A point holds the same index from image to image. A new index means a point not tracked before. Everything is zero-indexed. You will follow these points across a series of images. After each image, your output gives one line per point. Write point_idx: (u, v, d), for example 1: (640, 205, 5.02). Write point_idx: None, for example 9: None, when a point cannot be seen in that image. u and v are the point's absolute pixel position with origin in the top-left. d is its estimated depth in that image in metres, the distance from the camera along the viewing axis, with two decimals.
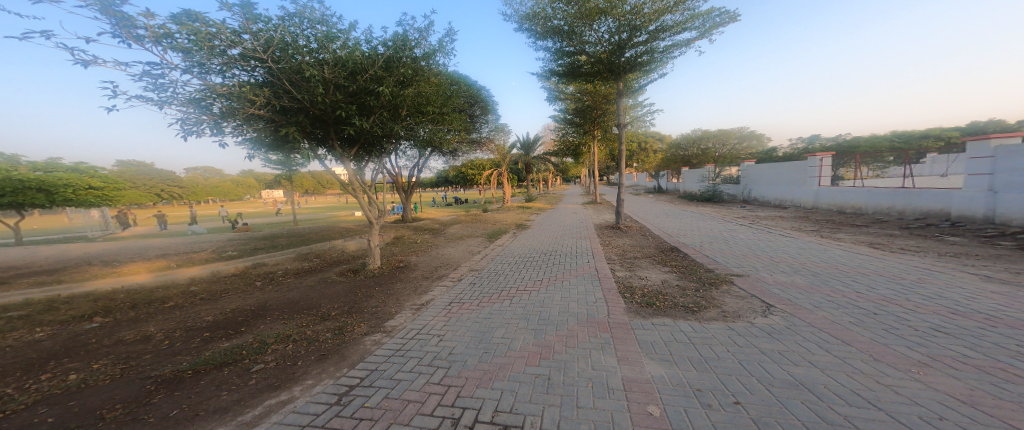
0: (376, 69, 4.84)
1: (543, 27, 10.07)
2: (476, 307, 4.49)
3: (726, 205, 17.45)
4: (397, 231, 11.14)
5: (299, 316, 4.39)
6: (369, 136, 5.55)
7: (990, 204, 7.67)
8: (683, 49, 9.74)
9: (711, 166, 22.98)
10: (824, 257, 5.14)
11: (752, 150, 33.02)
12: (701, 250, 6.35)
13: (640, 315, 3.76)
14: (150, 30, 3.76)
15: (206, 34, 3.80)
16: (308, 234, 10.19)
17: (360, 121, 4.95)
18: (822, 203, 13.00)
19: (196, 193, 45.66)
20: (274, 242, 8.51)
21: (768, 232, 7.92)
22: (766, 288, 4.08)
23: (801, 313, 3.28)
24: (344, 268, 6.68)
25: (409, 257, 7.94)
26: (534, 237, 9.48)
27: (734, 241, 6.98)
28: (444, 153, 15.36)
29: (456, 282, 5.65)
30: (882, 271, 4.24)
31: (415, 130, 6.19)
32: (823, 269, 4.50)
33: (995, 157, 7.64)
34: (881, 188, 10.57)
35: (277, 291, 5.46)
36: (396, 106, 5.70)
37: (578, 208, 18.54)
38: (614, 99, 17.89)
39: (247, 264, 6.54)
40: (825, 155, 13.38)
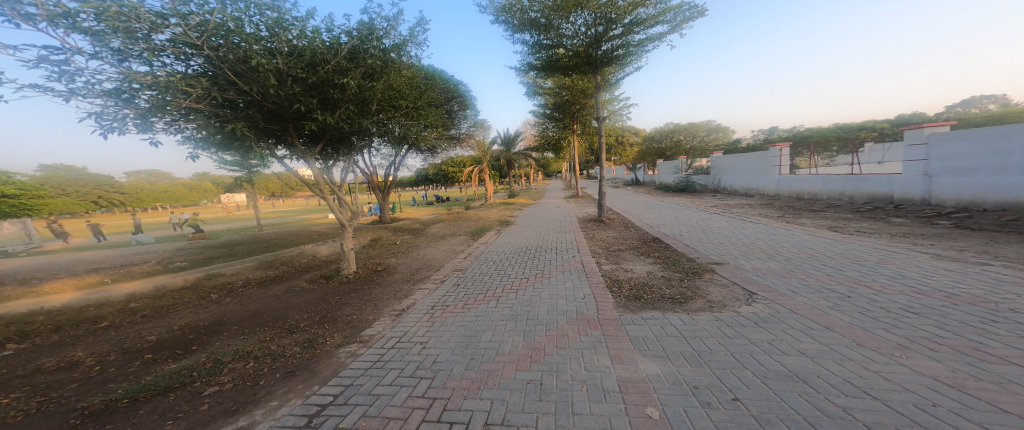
0: (338, 59, 4.43)
1: (519, 20, 9.84)
2: (460, 309, 4.28)
3: (698, 195, 18.20)
4: (373, 233, 10.62)
5: (262, 330, 3.98)
6: (335, 131, 5.11)
7: (926, 187, 8.38)
8: (656, 42, 9.87)
9: (682, 158, 23.86)
10: (795, 242, 5.39)
11: (719, 142, 34.73)
12: (681, 240, 6.48)
13: (629, 309, 3.73)
14: (44, 8, 3.12)
15: (118, 15, 3.20)
16: (274, 240, 9.44)
17: (323, 115, 4.51)
18: (783, 190, 13.81)
19: (143, 199, 41.63)
20: (234, 250, 7.80)
21: (739, 220, 8.26)
22: (746, 275, 4.19)
23: (782, 299, 3.37)
24: (315, 275, 6.19)
25: (388, 260, 7.55)
26: (517, 233, 9.34)
27: (710, 229, 7.20)
28: (421, 150, 14.81)
29: (438, 284, 5.39)
30: (848, 254, 4.49)
31: (388, 126, 5.82)
32: (795, 254, 4.71)
33: (927, 144, 8.28)
34: (833, 175, 11.36)
35: (236, 304, 4.96)
36: (364, 101, 5.28)
37: (559, 202, 18.63)
38: (590, 93, 18.02)
39: (201, 275, 5.91)
40: (785, 145, 14.18)
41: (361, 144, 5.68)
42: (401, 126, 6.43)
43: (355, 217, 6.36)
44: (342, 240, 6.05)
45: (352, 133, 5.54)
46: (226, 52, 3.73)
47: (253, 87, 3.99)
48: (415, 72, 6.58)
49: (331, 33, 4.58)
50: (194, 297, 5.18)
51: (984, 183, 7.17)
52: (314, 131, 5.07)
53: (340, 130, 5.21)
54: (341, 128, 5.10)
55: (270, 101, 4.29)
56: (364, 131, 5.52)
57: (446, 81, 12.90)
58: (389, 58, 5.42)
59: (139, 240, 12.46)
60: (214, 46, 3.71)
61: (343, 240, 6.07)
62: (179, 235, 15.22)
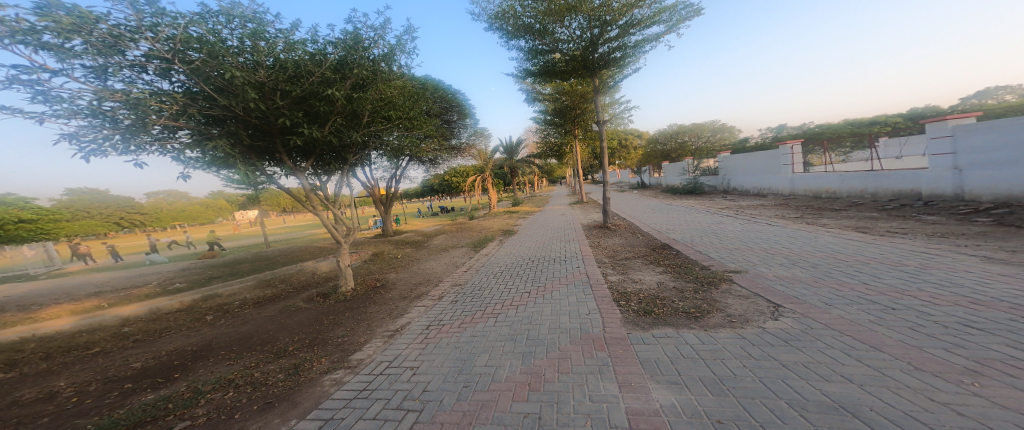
0: (323, 71, 4.40)
1: (513, 26, 9.78)
2: (456, 330, 3.98)
3: (708, 197, 17.64)
4: (376, 247, 10.47)
5: (249, 355, 3.76)
6: (325, 145, 5.04)
7: (957, 182, 7.79)
8: (654, 42, 9.67)
9: (689, 159, 23.39)
10: (818, 245, 4.98)
11: (725, 141, 34.12)
12: (693, 246, 6.10)
13: (639, 326, 3.40)
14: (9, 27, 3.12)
15: (70, 26, 3.16)
16: (275, 257, 9.35)
17: (309, 128, 4.44)
18: (798, 189, 13.22)
19: (161, 219, 42.88)
20: (234, 268, 7.71)
21: (754, 222, 7.81)
22: (768, 285, 3.82)
23: (815, 313, 3.01)
24: (312, 294, 6.00)
25: (387, 275, 7.34)
26: (521, 242, 9.04)
27: (724, 233, 6.79)
28: (422, 161, 14.76)
29: (436, 301, 5.12)
30: (881, 258, 4.10)
31: (380, 138, 5.75)
32: (820, 259, 4.33)
33: (953, 137, 7.71)
34: (852, 172, 10.78)
35: (228, 326, 4.77)
36: (353, 113, 5.26)
37: (565, 209, 18.31)
38: (591, 97, 17.87)
39: (198, 296, 5.75)
40: (796, 142, 13.62)
41: (353, 157, 5.60)
42: (394, 137, 6.34)
43: (352, 231, 6.19)
44: (339, 255, 5.86)
45: (344, 147, 5.46)
46: (203, 67, 3.71)
47: (234, 102, 3.95)
48: (407, 83, 6.57)
49: (315, 46, 4.59)
50: (188, 320, 5.01)
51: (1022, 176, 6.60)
52: (304, 146, 4.98)
53: (330, 143, 5.14)
54: (331, 142, 5.02)
55: (256, 116, 4.23)
56: (355, 144, 5.45)
57: (443, 91, 12.89)
58: (378, 69, 5.40)
59: (150, 260, 12.56)
60: (186, 61, 3.70)
61: (339, 256, 5.87)
62: (189, 254, 15.38)
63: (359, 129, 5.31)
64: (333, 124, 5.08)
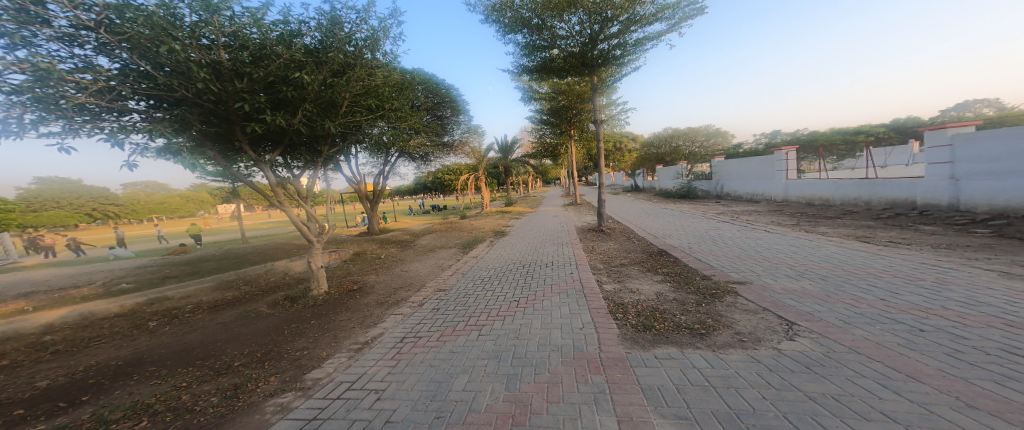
0: (295, 54, 3.92)
1: (511, 19, 9.38)
2: (433, 345, 3.56)
3: (701, 201, 17.60)
4: (359, 246, 9.93)
5: (184, 372, 3.26)
6: (295, 136, 4.55)
7: (953, 192, 7.74)
8: (654, 41, 9.45)
9: (683, 163, 23.42)
10: (823, 256, 4.72)
11: (718, 147, 34.44)
12: (692, 253, 5.80)
13: (639, 345, 3.05)
14: None
15: None
16: (248, 255, 8.72)
17: (274, 115, 3.96)
18: (791, 196, 13.19)
19: (137, 211, 41.08)
20: (199, 267, 7.08)
21: (752, 229, 7.59)
22: (777, 298, 3.49)
23: (835, 333, 2.67)
24: (279, 297, 5.45)
25: (367, 277, 6.84)
26: (511, 245, 8.63)
27: (722, 240, 6.51)
28: (413, 157, 14.26)
29: (416, 309, 4.67)
30: (893, 271, 3.82)
31: (361, 131, 5.29)
32: (829, 271, 4.03)
33: (952, 146, 7.68)
34: (845, 180, 10.76)
35: (172, 335, 4.20)
36: (329, 102, 4.81)
37: (558, 211, 18.03)
38: (588, 98, 17.64)
39: (143, 299, 5.10)
40: (791, 149, 13.59)
41: (327, 149, 5.12)
42: (377, 130, 5.90)
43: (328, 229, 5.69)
44: (310, 255, 5.35)
45: (317, 137, 4.99)
46: (138, 40, 3.19)
47: (177, 81, 3.45)
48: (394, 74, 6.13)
49: (288, 26, 4.12)
50: (126, 329, 4.39)
51: (1019, 188, 6.53)
52: (271, 136, 4.49)
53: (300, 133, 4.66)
54: (301, 133, 4.55)
55: (210, 99, 3.72)
56: (331, 135, 4.98)
57: (436, 85, 12.42)
58: (363, 57, 4.96)
59: (116, 255, 11.73)
60: (120, 33, 3.17)
61: (310, 255, 5.34)
62: (160, 248, 14.54)
63: (337, 119, 4.86)
64: (304, 112, 4.57)
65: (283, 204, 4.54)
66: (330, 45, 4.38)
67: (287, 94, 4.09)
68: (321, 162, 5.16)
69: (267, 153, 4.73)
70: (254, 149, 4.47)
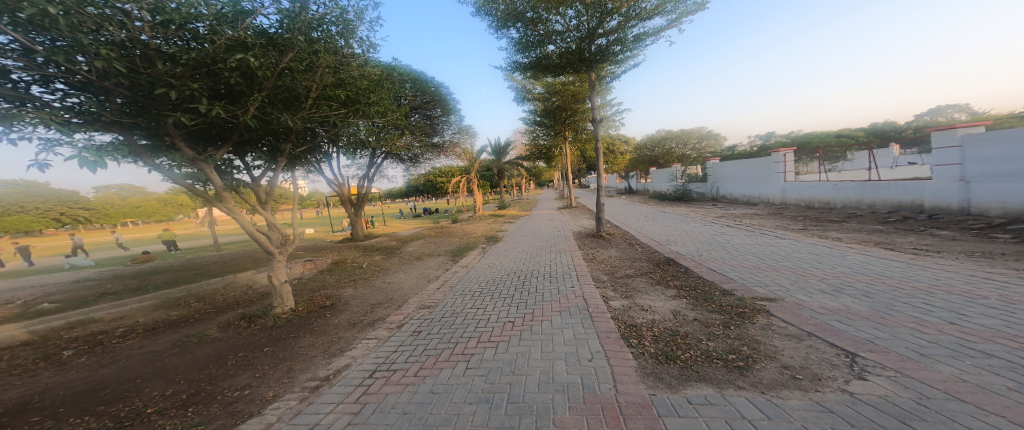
0: (241, 34, 3.21)
1: (504, 12, 8.83)
2: (411, 383, 2.91)
3: (698, 204, 17.34)
4: (340, 253, 9.18)
5: (72, 425, 2.55)
6: (245, 131, 3.83)
7: (963, 195, 7.45)
8: (653, 37, 9.06)
9: (677, 166, 23.25)
10: (854, 266, 4.24)
11: (710, 150, 34.63)
12: (704, 263, 5.29)
13: (666, 384, 2.49)
14: None
15: None
16: (214, 265, 7.87)
17: (212, 106, 3.26)
18: (790, 198, 12.93)
19: (110, 215, 39.11)
20: (150, 281, 6.24)
21: (761, 234, 7.15)
22: (822, 320, 2.96)
23: (917, 371, 2.12)
24: (233, 317, 4.75)
25: (344, 290, 6.12)
26: (504, 252, 7.98)
27: (734, 247, 6.01)
28: (401, 158, 13.54)
29: (394, 333, 4.01)
30: (944, 285, 3.34)
31: (332, 128, 4.63)
32: (870, 285, 3.54)
33: (961, 147, 7.41)
34: (846, 182, 10.50)
35: (87, 373, 3.49)
36: (289, 92, 4.14)
37: (553, 214, 17.48)
38: (583, 98, 17.26)
39: (61, 323, 4.40)
40: (789, 151, 13.36)
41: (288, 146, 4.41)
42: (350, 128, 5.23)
43: (294, 238, 4.96)
44: (271, 269, 4.60)
45: (275, 132, 4.28)
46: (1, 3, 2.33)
47: (63, 56, 2.63)
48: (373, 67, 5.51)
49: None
50: (30, 363, 3.66)
51: None
52: (214, 132, 3.74)
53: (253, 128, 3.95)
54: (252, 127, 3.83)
55: (123, 84, 2.97)
56: (293, 131, 4.29)
57: (424, 83, 11.79)
58: (334, 44, 4.31)
59: (72, 263, 10.93)
60: None
61: (271, 269, 4.59)
62: (125, 256, 13.46)
63: (300, 113, 4.18)
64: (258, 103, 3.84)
65: (232, 209, 3.77)
66: (296, 29, 3.69)
67: (231, 80, 3.37)
68: (282, 162, 4.43)
69: (213, 149, 3.97)
70: (194, 147, 3.70)
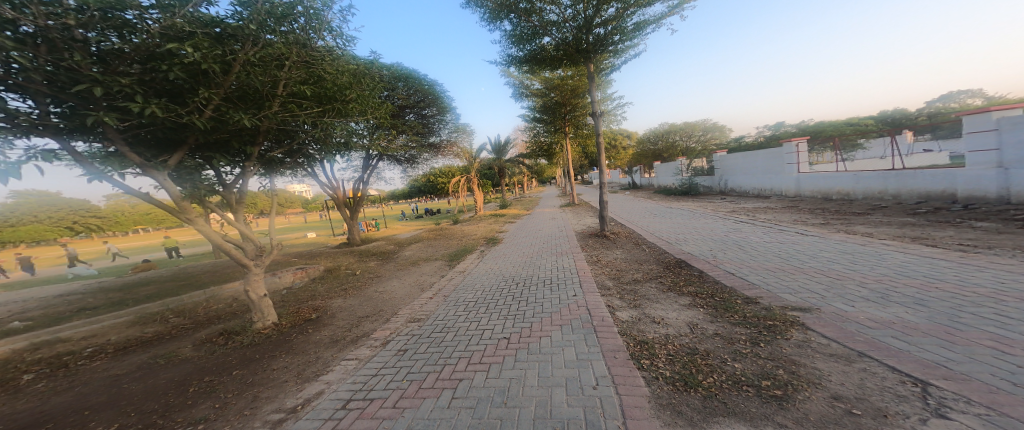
0: (176, 22, 2.97)
1: (496, 3, 8.40)
2: (388, 415, 2.48)
3: (706, 198, 16.75)
4: (335, 259, 8.87)
5: None
6: (199, 135, 3.50)
7: (1001, 183, 6.83)
8: (654, 25, 8.58)
9: (683, 159, 22.64)
10: (893, 267, 3.76)
11: (716, 142, 33.83)
12: (720, 265, 4.82)
13: (687, 419, 2.04)
14: None
15: None
16: (202, 275, 7.56)
17: (149, 103, 2.92)
18: (804, 190, 12.31)
19: (120, 223, 39.57)
20: (130, 294, 5.93)
21: (779, 230, 6.64)
22: (872, 336, 2.50)
23: (1016, 408, 1.67)
24: (212, 333, 4.36)
25: (333, 300, 5.78)
26: (502, 256, 7.55)
27: (751, 246, 5.49)
28: (397, 160, 13.21)
29: (377, 351, 3.62)
30: (1012, 290, 2.86)
31: (307, 129, 4.34)
32: (919, 290, 3.07)
33: (998, 130, 6.78)
34: (866, 171, 9.89)
35: (34, 401, 2.99)
36: (249, 90, 3.90)
37: (556, 212, 17.05)
38: (584, 92, 16.76)
39: (26, 343, 3.90)
40: (802, 140, 12.71)
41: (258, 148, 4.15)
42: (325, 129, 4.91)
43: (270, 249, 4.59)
44: (248, 283, 4.23)
45: (238, 134, 4.00)
46: None
47: None
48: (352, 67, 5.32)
49: None
50: None
51: None
52: (162, 136, 3.41)
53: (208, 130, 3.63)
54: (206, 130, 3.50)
55: (39, 80, 2.72)
56: (260, 131, 4.06)
57: (418, 81, 11.42)
58: (305, 40, 4.18)
59: (74, 273, 10.76)
60: None
61: (247, 283, 4.22)
62: (123, 265, 13.26)
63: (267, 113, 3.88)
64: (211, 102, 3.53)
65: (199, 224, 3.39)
66: (255, 22, 3.50)
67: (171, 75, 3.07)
68: (249, 166, 4.13)
69: (163, 154, 3.54)
70: (138, 152, 3.34)
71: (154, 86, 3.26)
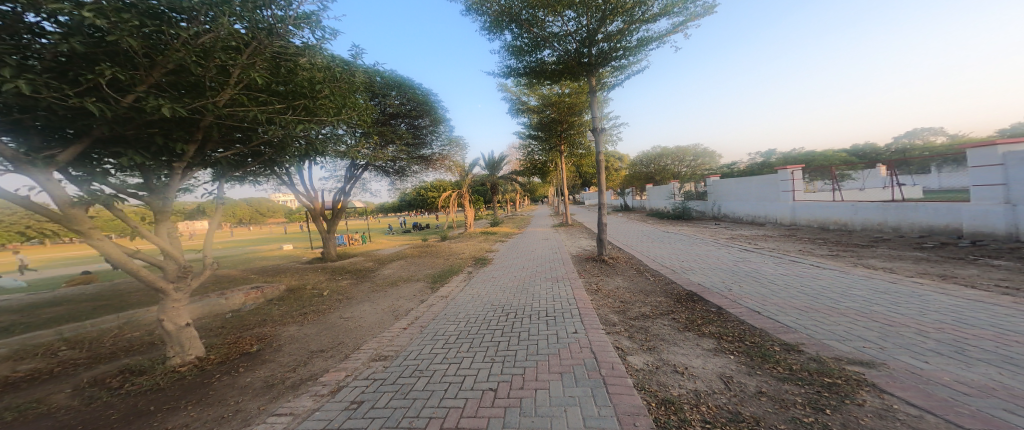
0: None
1: (497, 11, 8.10)
2: None
3: (700, 223, 16.51)
4: (303, 276, 7.94)
5: None
6: (105, 125, 2.78)
7: (1010, 219, 6.60)
8: (657, 43, 8.44)
9: (675, 184, 22.75)
10: (946, 311, 3.23)
11: (706, 167, 34.48)
12: (739, 301, 4.22)
13: None
14: None
15: None
16: (139, 294, 6.49)
17: (20, 79, 2.19)
18: (800, 219, 12.12)
19: None
20: (35, 319, 4.88)
21: (791, 260, 6.17)
22: (975, 407, 1.88)
23: None
24: (107, 373, 3.60)
25: (287, 328, 4.88)
26: (490, 280, 6.80)
27: (769, 279, 4.93)
28: (386, 171, 12.53)
29: (320, 405, 2.81)
30: None
31: (265, 129, 3.69)
32: (998, 344, 2.50)
33: (1004, 165, 6.64)
34: (864, 201, 9.74)
35: None
36: (188, 75, 3.21)
37: (549, 232, 16.47)
38: (580, 111, 16.69)
39: None
40: (797, 168, 12.67)
41: (195, 146, 3.45)
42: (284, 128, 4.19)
43: (203, 265, 3.80)
44: (163, 311, 3.46)
45: (170, 126, 3.31)
46: None
47: None
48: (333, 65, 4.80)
49: None
50: None
51: None
52: (53, 126, 2.71)
53: (122, 120, 2.94)
54: (116, 120, 2.79)
55: None
56: (201, 127, 3.41)
57: (412, 89, 10.96)
58: (277, 29, 3.65)
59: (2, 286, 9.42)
60: None
61: (162, 312, 3.44)
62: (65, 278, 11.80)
63: (210, 105, 3.19)
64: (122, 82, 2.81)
65: (100, 243, 2.86)
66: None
67: (63, 48, 2.40)
68: (180, 167, 3.39)
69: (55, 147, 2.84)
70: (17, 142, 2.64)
71: (49, 65, 2.58)
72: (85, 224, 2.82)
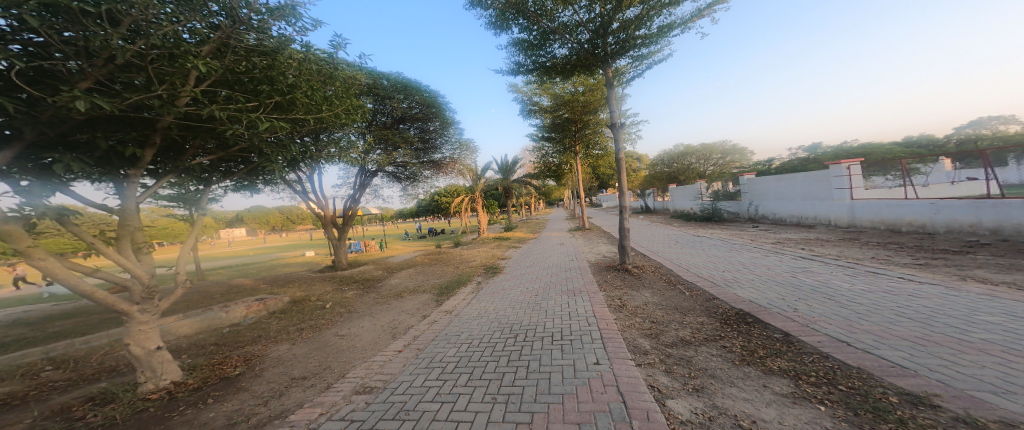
0: None
1: (503, 3, 7.56)
2: None
3: (735, 225, 15.06)
4: (308, 287, 7.65)
5: None
6: (30, 125, 2.50)
7: None
8: (681, 28, 7.55)
9: (702, 183, 21.23)
10: None
11: (734, 165, 32.36)
12: (812, 325, 3.31)
13: None
14: None
15: None
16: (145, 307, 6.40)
17: None
18: (860, 220, 10.57)
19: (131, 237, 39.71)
20: (30, 337, 4.72)
21: (864, 271, 5.07)
22: None
23: None
24: (77, 398, 2.99)
25: (277, 348, 4.45)
26: (501, 292, 6.12)
27: (847, 296, 3.91)
28: (396, 176, 12.28)
29: None
30: None
31: (233, 132, 3.45)
32: None
33: None
34: (946, 199, 8.26)
35: None
36: (134, 69, 3.00)
37: (567, 237, 15.63)
38: (597, 109, 15.87)
39: None
40: (853, 162, 11.10)
41: (150, 150, 3.26)
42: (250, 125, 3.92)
43: (175, 282, 3.21)
44: (128, 334, 3.01)
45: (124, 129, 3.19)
46: None
47: None
48: (317, 63, 4.51)
49: None
50: None
51: None
52: None
53: (54, 121, 2.65)
54: (42, 118, 2.49)
55: None
56: (155, 128, 3.22)
57: (419, 92, 10.67)
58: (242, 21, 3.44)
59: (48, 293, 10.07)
60: None
61: (128, 335, 3.00)
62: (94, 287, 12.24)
63: (156, 103, 2.90)
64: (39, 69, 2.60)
65: (44, 264, 2.51)
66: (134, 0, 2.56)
67: None
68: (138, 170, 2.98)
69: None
70: None
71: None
72: (22, 243, 2.46)
